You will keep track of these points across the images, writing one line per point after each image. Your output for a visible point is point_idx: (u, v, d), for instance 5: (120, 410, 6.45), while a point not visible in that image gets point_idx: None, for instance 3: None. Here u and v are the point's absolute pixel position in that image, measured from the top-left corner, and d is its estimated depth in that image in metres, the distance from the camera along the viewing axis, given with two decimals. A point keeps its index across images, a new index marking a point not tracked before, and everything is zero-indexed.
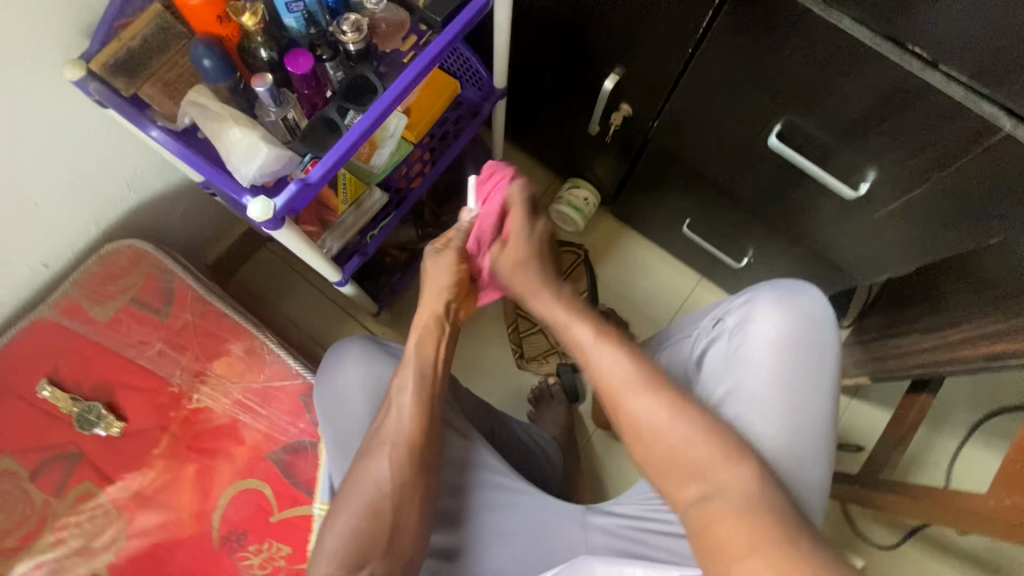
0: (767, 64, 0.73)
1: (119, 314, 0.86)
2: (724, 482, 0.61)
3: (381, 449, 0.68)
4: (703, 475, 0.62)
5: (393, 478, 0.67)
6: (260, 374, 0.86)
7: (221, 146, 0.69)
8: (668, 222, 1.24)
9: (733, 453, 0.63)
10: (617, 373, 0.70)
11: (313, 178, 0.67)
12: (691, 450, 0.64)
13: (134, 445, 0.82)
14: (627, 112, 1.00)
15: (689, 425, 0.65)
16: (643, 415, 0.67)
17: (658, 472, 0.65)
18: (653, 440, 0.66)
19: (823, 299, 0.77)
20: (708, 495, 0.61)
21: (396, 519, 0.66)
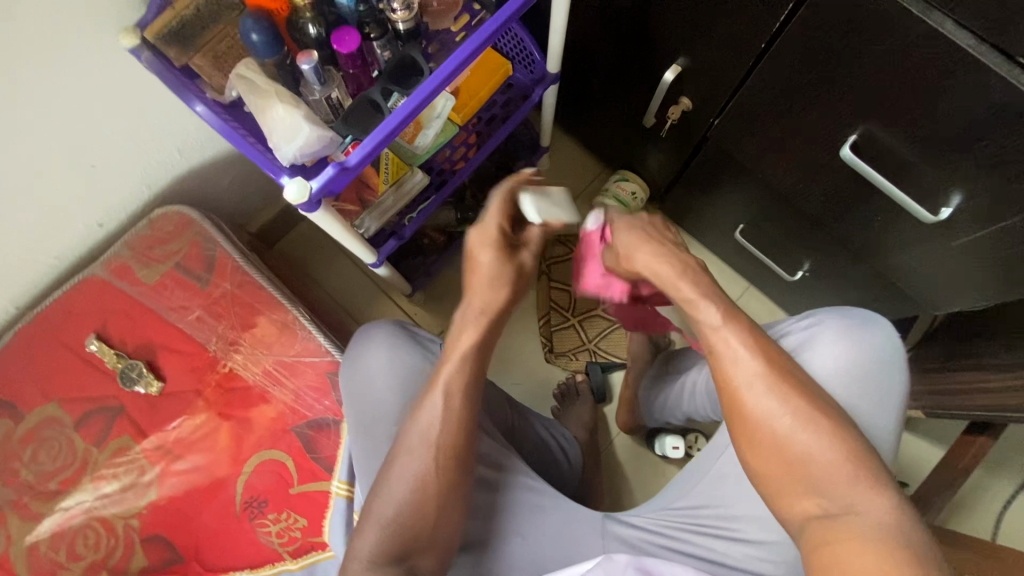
0: (848, 68, 0.66)
1: (164, 278, 0.89)
2: (853, 502, 0.56)
3: (421, 448, 0.65)
4: (828, 490, 0.57)
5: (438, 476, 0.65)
6: (290, 348, 0.87)
7: (264, 123, 0.68)
8: (719, 225, 1.18)
9: (871, 480, 0.56)
10: (742, 356, 0.62)
11: (351, 162, 0.65)
12: (819, 465, 0.58)
13: (170, 405, 0.85)
14: (686, 107, 0.93)
15: (821, 437, 0.58)
16: (763, 415, 0.60)
17: (777, 481, 0.60)
18: (776, 448, 0.60)
19: (893, 335, 0.70)
20: (828, 516, 0.56)
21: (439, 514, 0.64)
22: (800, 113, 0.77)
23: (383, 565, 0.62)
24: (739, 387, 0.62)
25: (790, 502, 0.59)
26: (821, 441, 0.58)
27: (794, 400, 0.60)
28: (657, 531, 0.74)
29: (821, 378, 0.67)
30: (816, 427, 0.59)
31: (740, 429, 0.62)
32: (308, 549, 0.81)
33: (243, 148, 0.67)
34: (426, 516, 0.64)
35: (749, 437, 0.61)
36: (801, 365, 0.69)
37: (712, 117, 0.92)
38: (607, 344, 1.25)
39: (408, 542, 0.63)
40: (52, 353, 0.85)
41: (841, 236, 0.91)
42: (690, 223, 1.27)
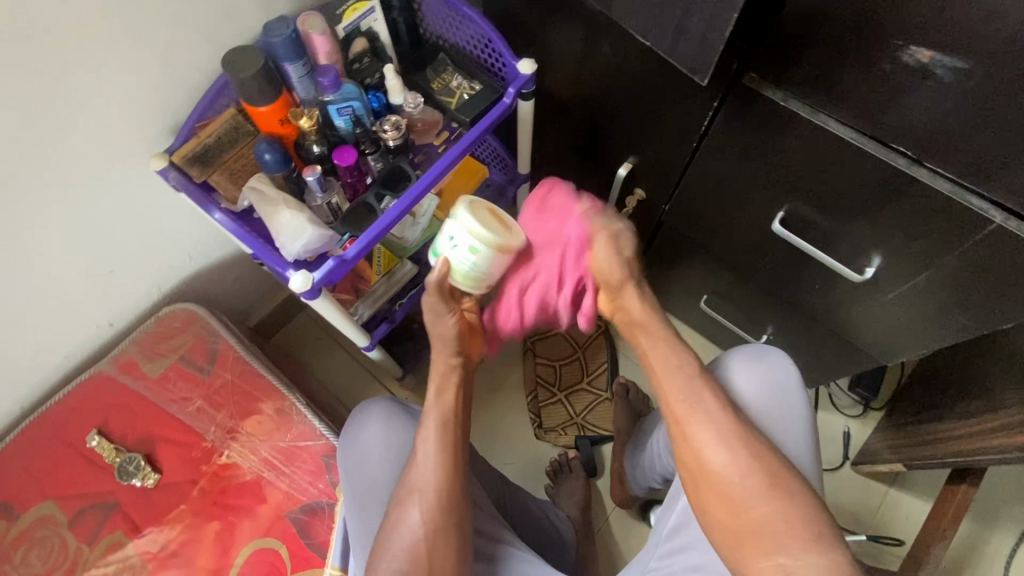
0: (765, 162, 0.80)
1: (167, 371, 0.94)
2: (802, 566, 0.61)
3: (414, 497, 0.69)
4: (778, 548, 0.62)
5: (426, 523, 0.68)
6: (287, 433, 0.91)
7: (272, 226, 0.78)
8: (686, 297, 1.27)
9: (821, 540, 0.62)
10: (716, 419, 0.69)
11: (348, 255, 0.75)
12: (771, 525, 0.63)
13: (165, 497, 0.86)
14: (641, 196, 1.06)
15: (770, 498, 0.64)
16: (718, 465, 0.67)
17: (735, 534, 0.65)
18: (733, 501, 0.65)
19: (778, 359, 0.81)
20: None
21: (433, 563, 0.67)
22: (734, 195, 0.89)
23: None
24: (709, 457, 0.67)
25: (753, 561, 0.63)
26: (784, 507, 0.63)
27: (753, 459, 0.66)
28: None
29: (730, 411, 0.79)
30: (767, 486, 0.64)
31: (707, 496, 0.67)
32: None
33: (257, 251, 0.77)
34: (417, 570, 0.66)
35: (713, 497, 0.66)
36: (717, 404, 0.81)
37: (663, 204, 1.05)
38: (594, 417, 1.28)
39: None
40: (51, 451, 0.88)
41: (792, 301, 1.01)
42: (661, 297, 1.37)
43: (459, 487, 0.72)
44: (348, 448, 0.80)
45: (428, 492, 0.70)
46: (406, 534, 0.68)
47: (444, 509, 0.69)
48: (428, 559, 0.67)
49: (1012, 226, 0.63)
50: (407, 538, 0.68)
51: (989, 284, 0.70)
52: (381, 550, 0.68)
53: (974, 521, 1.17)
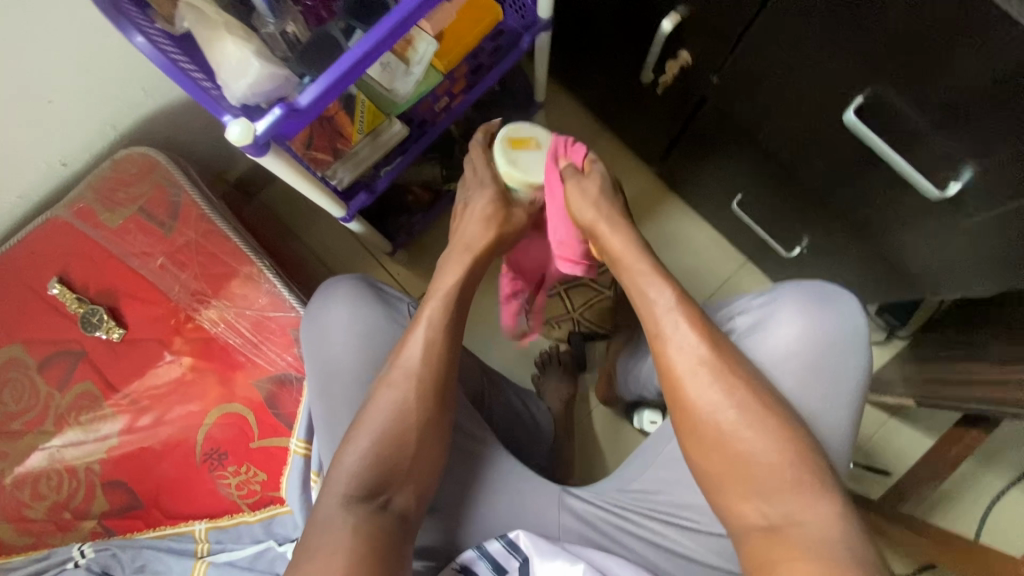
0: (857, 24, 0.60)
1: (127, 223, 0.86)
2: (799, 512, 0.55)
3: (397, 375, 0.65)
4: (768, 494, 0.57)
5: (407, 401, 0.64)
6: (256, 302, 0.84)
7: (211, 57, 0.62)
8: (717, 195, 1.11)
9: (815, 485, 0.56)
10: (703, 360, 0.61)
11: (301, 103, 0.60)
12: (761, 469, 0.57)
13: (131, 353, 0.83)
14: (686, 62, 0.86)
15: (751, 439, 0.58)
16: (705, 407, 0.60)
17: (719, 476, 0.59)
18: (717, 444, 0.59)
19: (850, 303, 0.71)
20: (770, 524, 0.56)
21: (413, 452, 0.63)
22: (800, 66, 0.70)
23: (351, 506, 0.59)
24: (695, 396, 0.61)
25: (733, 503, 0.58)
26: (774, 445, 0.58)
27: (747, 394, 0.60)
28: (609, 509, 0.72)
29: (779, 348, 0.70)
30: (759, 423, 0.59)
31: (694, 443, 0.61)
32: (268, 503, 0.80)
33: (191, 91, 0.61)
34: (399, 453, 0.62)
35: (697, 443, 0.60)
36: (760, 338, 0.71)
37: (712, 73, 0.84)
38: (593, 313, 1.20)
39: (378, 479, 0.61)
40: (15, 294, 0.84)
41: (842, 213, 0.85)
42: (689, 191, 1.20)
43: (449, 379, 0.67)
44: (316, 328, 0.73)
45: (417, 377, 0.65)
46: (387, 415, 0.63)
47: (428, 401, 0.65)
48: (406, 439, 0.63)
49: None
50: (387, 417, 0.63)
51: None
52: (355, 429, 0.64)
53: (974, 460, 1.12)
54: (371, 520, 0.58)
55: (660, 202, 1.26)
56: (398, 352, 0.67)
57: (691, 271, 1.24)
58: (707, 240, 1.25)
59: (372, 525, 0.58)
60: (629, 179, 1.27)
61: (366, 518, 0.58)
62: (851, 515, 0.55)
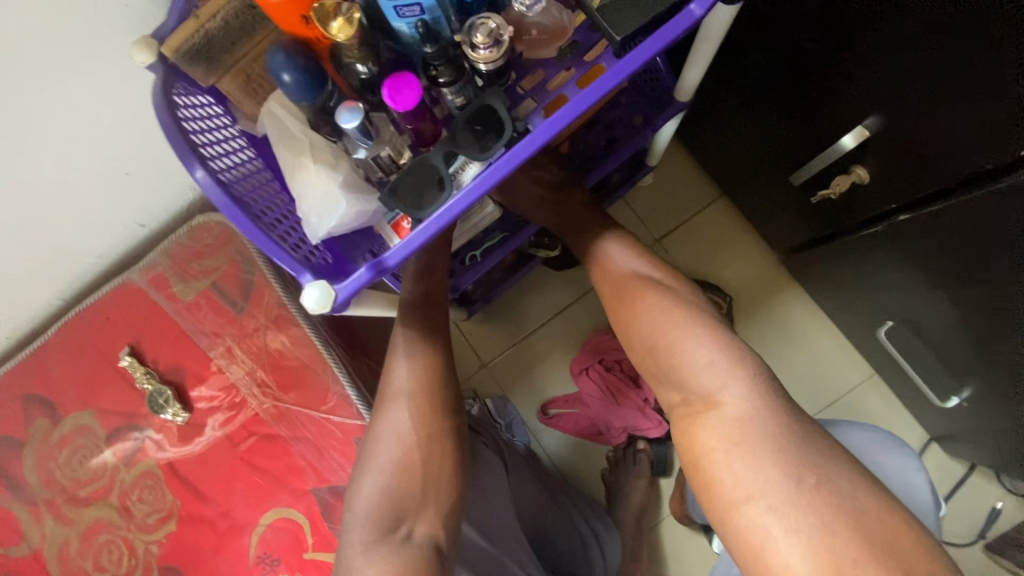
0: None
1: (199, 297, 0.81)
2: (719, 396, 0.56)
3: (397, 399, 0.62)
4: (695, 385, 0.58)
5: (417, 427, 0.61)
6: (321, 403, 0.78)
7: (293, 186, 0.53)
8: (855, 305, 0.93)
9: (736, 361, 0.58)
10: (632, 283, 0.69)
11: (389, 262, 0.50)
12: (698, 367, 0.59)
13: (193, 437, 0.80)
14: (861, 179, 0.69)
15: (702, 340, 0.60)
16: (649, 324, 0.65)
17: (653, 376, 0.64)
18: (661, 353, 0.63)
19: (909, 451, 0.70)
20: (690, 402, 0.59)
21: (426, 476, 0.60)
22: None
23: (379, 540, 0.57)
24: (636, 311, 0.66)
25: (665, 394, 0.63)
26: (696, 336, 0.61)
27: (673, 300, 0.65)
28: None
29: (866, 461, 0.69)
30: (691, 325, 0.62)
31: (641, 359, 0.65)
32: None
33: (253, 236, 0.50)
34: (410, 477, 0.59)
35: (646, 357, 0.64)
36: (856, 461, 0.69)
37: (895, 202, 0.68)
38: None
39: (399, 508, 0.58)
40: (88, 359, 0.82)
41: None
42: (816, 287, 1.02)
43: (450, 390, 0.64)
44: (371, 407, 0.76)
45: (417, 398, 0.62)
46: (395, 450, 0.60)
47: (428, 420, 0.61)
48: (421, 472, 0.60)
49: None
50: (394, 442, 0.60)
51: None
52: (366, 465, 0.61)
53: None
54: (396, 554, 0.56)
55: (778, 291, 1.08)
56: (387, 379, 0.64)
57: (805, 376, 1.06)
58: (828, 342, 1.06)
59: (405, 557, 0.56)
60: (742, 260, 1.09)
61: (391, 553, 0.56)
62: (778, 404, 0.55)
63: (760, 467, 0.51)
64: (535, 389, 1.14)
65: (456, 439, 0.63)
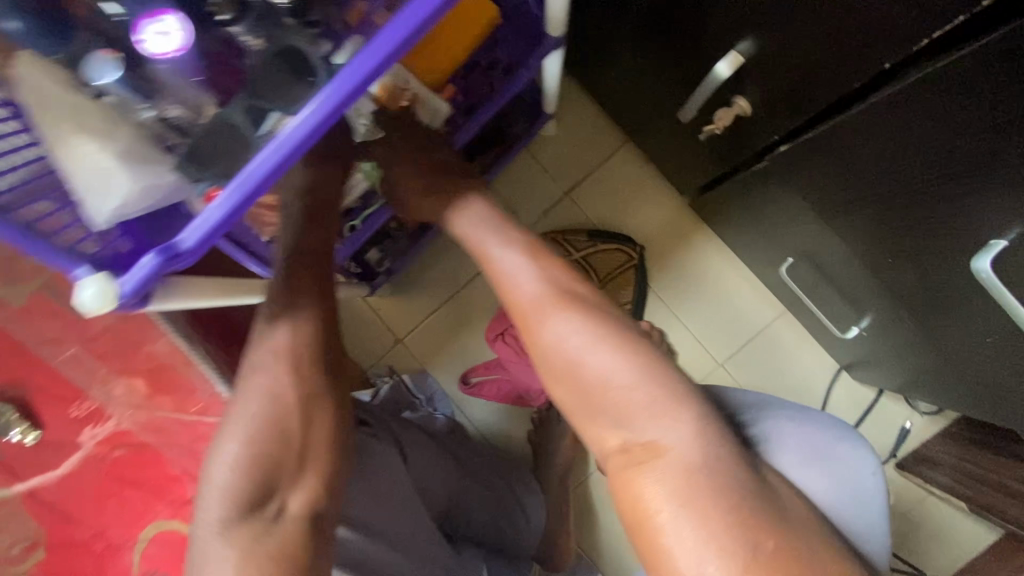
0: (982, 145, 0.45)
1: (31, 301, 0.70)
2: (651, 431, 0.47)
3: (268, 361, 0.53)
4: (624, 422, 0.49)
5: (294, 389, 0.53)
6: (192, 404, 0.71)
7: (56, 161, 0.43)
8: (763, 246, 0.90)
9: (671, 395, 0.48)
10: (534, 297, 0.54)
11: (183, 246, 0.41)
12: (621, 394, 0.48)
13: (50, 458, 0.71)
14: (744, 111, 0.65)
15: (620, 356, 0.49)
16: (555, 340, 0.52)
17: (576, 411, 0.51)
18: (569, 375, 0.51)
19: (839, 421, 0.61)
20: (632, 453, 0.48)
21: (304, 439, 0.52)
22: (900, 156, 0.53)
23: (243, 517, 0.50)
24: (546, 334, 0.53)
25: (594, 438, 0.51)
26: (606, 354, 0.49)
27: (586, 323, 0.52)
28: None
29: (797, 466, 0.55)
30: (608, 344, 0.50)
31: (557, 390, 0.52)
32: None
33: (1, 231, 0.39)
34: (282, 452, 0.51)
35: (557, 380, 0.52)
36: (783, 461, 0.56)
37: (777, 133, 0.64)
38: None
39: (268, 480, 0.51)
40: None
41: (925, 306, 0.66)
42: (725, 230, 0.99)
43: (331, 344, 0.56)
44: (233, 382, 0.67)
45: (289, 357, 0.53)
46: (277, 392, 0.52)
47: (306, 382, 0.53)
48: (297, 442, 0.52)
49: None
50: (264, 402, 0.52)
51: None
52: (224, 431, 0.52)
53: None
54: (264, 536, 0.49)
55: (691, 235, 1.05)
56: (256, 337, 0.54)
57: (721, 321, 1.05)
58: (741, 284, 1.05)
59: (274, 543, 0.49)
60: (654, 207, 1.06)
61: (259, 536, 0.49)
62: (713, 431, 0.47)
63: (709, 531, 0.42)
64: (454, 359, 1.09)
65: (343, 426, 0.56)
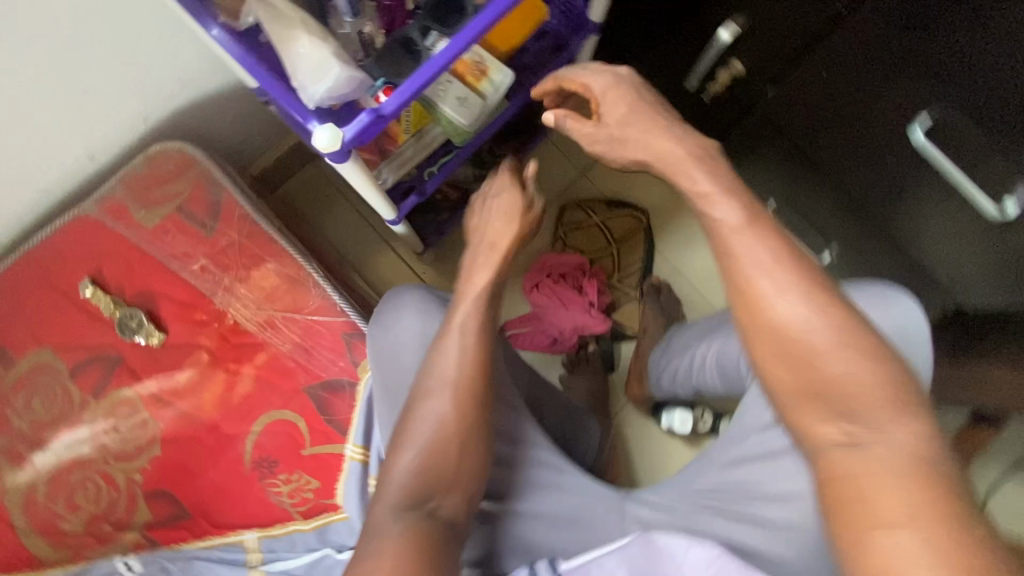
0: (903, 54, 0.68)
1: (164, 222, 0.82)
2: (878, 423, 0.48)
3: (443, 390, 0.60)
4: (853, 415, 0.49)
5: (459, 415, 0.59)
6: (303, 306, 0.82)
7: (287, 57, 0.60)
8: (750, 200, 1.12)
9: (899, 403, 0.49)
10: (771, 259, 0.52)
11: (387, 110, 0.58)
12: (854, 388, 0.49)
13: (172, 358, 0.80)
14: (738, 71, 0.86)
15: (854, 356, 0.50)
16: (788, 322, 0.51)
17: (774, 355, 0.52)
18: (803, 361, 0.51)
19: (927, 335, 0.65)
20: (852, 441, 0.49)
21: (459, 456, 0.59)
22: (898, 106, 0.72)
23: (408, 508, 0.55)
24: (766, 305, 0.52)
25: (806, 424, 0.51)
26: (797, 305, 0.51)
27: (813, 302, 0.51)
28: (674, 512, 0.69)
29: None
30: (839, 323, 0.51)
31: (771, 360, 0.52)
32: (321, 511, 0.79)
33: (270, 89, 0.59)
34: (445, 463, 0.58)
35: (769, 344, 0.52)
36: None
37: (765, 83, 0.84)
38: (621, 314, 1.21)
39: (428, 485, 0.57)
40: (41, 295, 0.79)
41: (884, 217, 0.85)
42: None
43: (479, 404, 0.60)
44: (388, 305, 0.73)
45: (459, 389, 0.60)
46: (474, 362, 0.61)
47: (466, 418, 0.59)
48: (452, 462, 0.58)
49: None
50: (432, 425, 0.59)
51: None
52: (400, 442, 0.59)
53: None
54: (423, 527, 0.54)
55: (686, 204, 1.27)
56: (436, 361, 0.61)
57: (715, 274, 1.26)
58: None
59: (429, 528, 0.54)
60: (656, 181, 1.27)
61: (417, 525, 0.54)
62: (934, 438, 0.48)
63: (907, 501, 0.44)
64: None
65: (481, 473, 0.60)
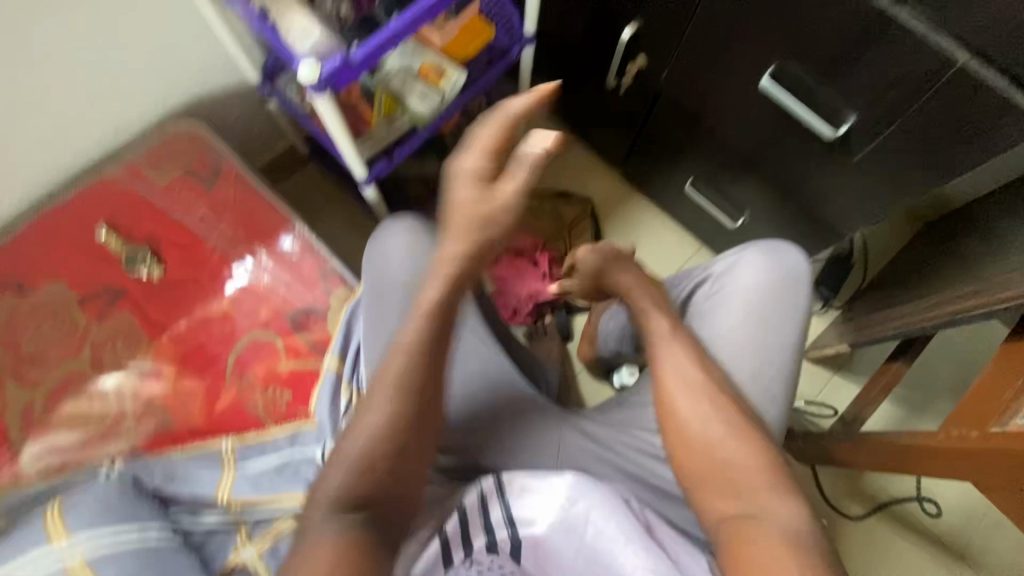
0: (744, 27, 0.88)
1: (173, 181, 0.98)
2: (766, 509, 0.60)
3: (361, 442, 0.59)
4: (740, 494, 0.62)
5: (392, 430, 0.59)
6: (286, 247, 0.96)
7: (281, 25, 0.79)
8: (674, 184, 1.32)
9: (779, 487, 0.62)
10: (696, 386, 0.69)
11: (355, 57, 0.77)
12: (743, 474, 0.63)
13: (169, 289, 0.92)
14: (642, 64, 1.09)
15: (739, 448, 0.65)
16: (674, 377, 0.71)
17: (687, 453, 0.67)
18: (703, 447, 0.66)
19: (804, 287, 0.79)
20: (743, 510, 0.61)
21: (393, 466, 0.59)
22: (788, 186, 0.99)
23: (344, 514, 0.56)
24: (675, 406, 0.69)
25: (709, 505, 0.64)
26: (711, 423, 0.67)
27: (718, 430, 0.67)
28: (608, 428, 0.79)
29: (737, 287, 0.79)
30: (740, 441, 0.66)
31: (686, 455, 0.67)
32: (292, 419, 0.87)
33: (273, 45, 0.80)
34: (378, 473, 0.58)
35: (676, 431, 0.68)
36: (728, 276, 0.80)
37: (662, 70, 1.07)
38: None
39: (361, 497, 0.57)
40: (60, 239, 0.92)
41: (771, 164, 1.05)
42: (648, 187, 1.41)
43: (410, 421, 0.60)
44: (392, 230, 0.83)
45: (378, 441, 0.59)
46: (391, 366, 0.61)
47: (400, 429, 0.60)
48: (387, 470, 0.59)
49: (971, 67, 0.71)
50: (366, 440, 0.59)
51: (934, 135, 0.79)
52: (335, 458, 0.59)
53: (905, 409, 1.23)
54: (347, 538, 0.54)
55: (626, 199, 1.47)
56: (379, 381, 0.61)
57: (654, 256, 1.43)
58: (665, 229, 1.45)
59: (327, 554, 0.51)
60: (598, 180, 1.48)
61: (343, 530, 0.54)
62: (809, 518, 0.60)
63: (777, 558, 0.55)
64: None
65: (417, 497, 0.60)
